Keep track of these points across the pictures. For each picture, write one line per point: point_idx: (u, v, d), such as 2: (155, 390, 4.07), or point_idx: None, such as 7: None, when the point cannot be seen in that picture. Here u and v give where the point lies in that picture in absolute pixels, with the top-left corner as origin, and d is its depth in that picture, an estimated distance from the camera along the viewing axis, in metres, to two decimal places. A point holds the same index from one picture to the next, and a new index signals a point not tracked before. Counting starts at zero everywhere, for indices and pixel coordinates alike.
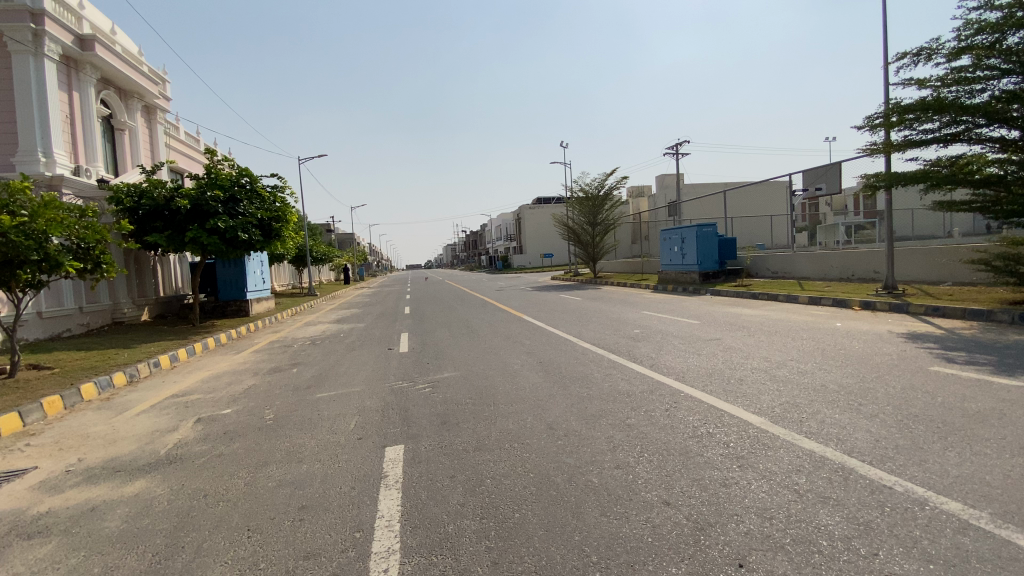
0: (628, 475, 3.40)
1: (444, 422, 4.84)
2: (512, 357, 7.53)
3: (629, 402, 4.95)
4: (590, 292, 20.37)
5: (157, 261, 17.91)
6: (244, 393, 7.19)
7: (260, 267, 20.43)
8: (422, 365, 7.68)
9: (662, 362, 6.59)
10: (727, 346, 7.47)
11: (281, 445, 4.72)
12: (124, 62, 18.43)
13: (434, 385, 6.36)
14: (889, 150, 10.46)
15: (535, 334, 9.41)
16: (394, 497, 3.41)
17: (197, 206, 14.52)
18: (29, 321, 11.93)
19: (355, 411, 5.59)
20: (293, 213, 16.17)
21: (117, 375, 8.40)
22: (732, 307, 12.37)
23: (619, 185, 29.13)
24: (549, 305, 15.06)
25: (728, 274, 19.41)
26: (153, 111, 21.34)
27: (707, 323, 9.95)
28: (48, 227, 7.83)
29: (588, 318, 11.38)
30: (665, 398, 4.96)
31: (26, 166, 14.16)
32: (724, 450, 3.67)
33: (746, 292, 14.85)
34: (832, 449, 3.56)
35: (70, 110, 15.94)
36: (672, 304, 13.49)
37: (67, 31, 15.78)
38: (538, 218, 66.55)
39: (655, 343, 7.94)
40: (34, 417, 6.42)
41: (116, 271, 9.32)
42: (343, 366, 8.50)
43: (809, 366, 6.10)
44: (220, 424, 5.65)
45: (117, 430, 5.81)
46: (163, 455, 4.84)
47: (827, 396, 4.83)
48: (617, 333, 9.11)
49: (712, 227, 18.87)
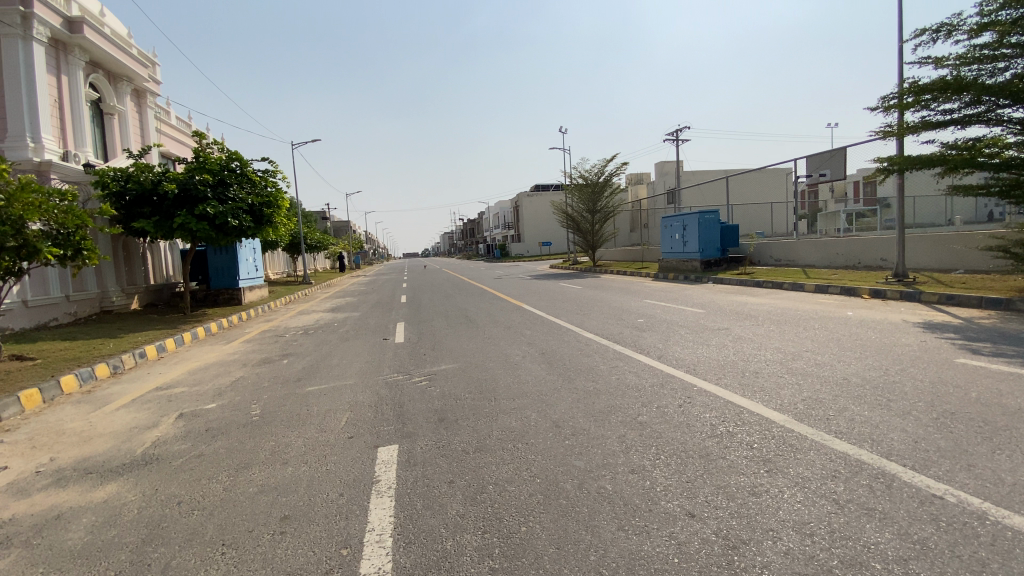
0: (644, 481, 3.07)
1: (441, 418, 4.52)
2: (513, 347, 7.20)
3: (639, 396, 4.63)
4: (590, 281, 20.02)
5: (147, 247, 17.44)
6: (231, 386, 6.82)
7: (252, 255, 20.02)
8: (418, 356, 7.35)
9: (671, 353, 6.26)
10: (737, 336, 7.16)
11: (267, 444, 4.40)
12: (114, 44, 17.79)
13: (431, 377, 6.04)
14: (904, 133, 10.08)
15: (537, 324, 9.10)
16: (385, 507, 3.09)
17: (185, 191, 14.06)
18: (13, 309, 11.50)
19: (346, 406, 5.26)
20: (285, 199, 15.71)
21: (100, 366, 8.01)
22: (737, 295, 12.06)
23: (619, 171, 28.65)
24: (549, 294, 14.74)
25: (730, 261, 19.13)
26: (143, 95, 20.72)
27: (712, 312, 9.65)
28: (26, 212, 7.29)
29: (590, 307, 11.07)
30: (677, 393, 4.63)
31: (14, 152, 13.68)
32: (749, 453, 3.38)
33: (749, 280, 14.54)
34: (868, 453, 3.29)
35: (58, 94, 15.36)
36: (675, 293, 13.17)
37: (57, 13, 15.15)
38: (536, 206, 66.00)
39: (661, 333, 7.60)
40: (9, 411, 6.02)
41: (99, 257, 8.87)
42: (336, 357, 8.16)
43: (827, 357, 5.79)
44: (204, 420, 5.31)
45: (94, 426, 5.44)
46: (140, 455, 4.48)
47: (851, 392, 4.54)
48: (621, 322, 8.79)
49: (715, 214, 18.50)
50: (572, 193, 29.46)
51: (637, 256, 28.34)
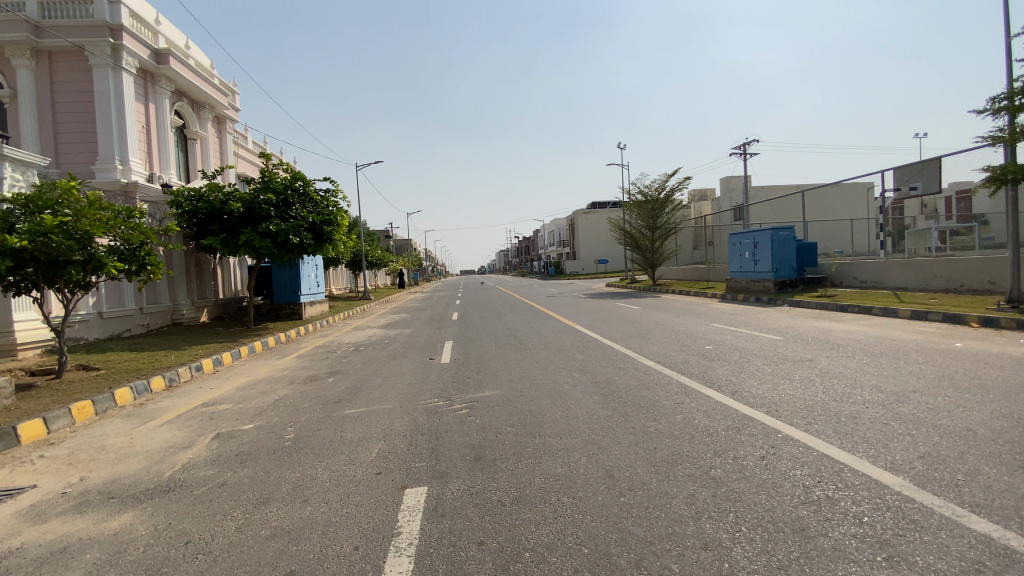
0: (723, 564, 2.44)
1: (478, 457, 4.02)
2: (563, 374, 6.63)
3: (711, 443, 3.93)
4: (650, 300, 19.06)
5: (217, 263, 18.35)
6: (272, 405, 6.65)
7: (314, 271, 20.62)
8: (462, 380, 6.91)
9: (747, 389, 5.46)
10: (824, 371, 6.22)
11: (291, 475, 4.07)
12: (197, 74, 19.13)
13: (473, 405, 5.57)
14: (1017, 137, 8.74)
15: (590, 348, 8.45)
16: (403, 570, 2.61)
17: (250, 210, 14.62)
18: (89, 320, 12.21)
19: (380, 435, 4.87)
20: (345, 218, 15.96)
21: (156, 379, 8.18)
22: (818, 321, 10.83)
23: (681, 186, 27.44)
24: (605, 314, 14.01)
25: (808, 282, 17.54)
26: (223, 121, 22.15)
27: (791, 339, 8.62)
28: (91, 227, 7.65)
29: (650, 330, 10.26)
30: (758, 441, 3.89)
31: (104, 174, 15.08)
32: (857, 531, 2.70)
33: (831, 304, 13.15)
34: (1023, 540, 2.52)
35: (146, 120, 16.64)
36: (745, 316, 12.07)
37: (145, 46, 16.52)
38: (593, 223, 64.99)
39: (733, 363, 6.77)
40: (60, 423, 6.15)
41: (162, 272, 9.14)
42: (379, 377, 7.87)
43: (941, 401, 4.82)
44: (237, 442, 5.10)
45: (132, 444, 5.38)
46: (164, 480, 4.28)
47: (984, 447, 3.65)
48: (684, 349, 7.98)
49: (789, 230, 17.08)
50: (630, 210, 28.49)
51: (701, 275, 26.88)
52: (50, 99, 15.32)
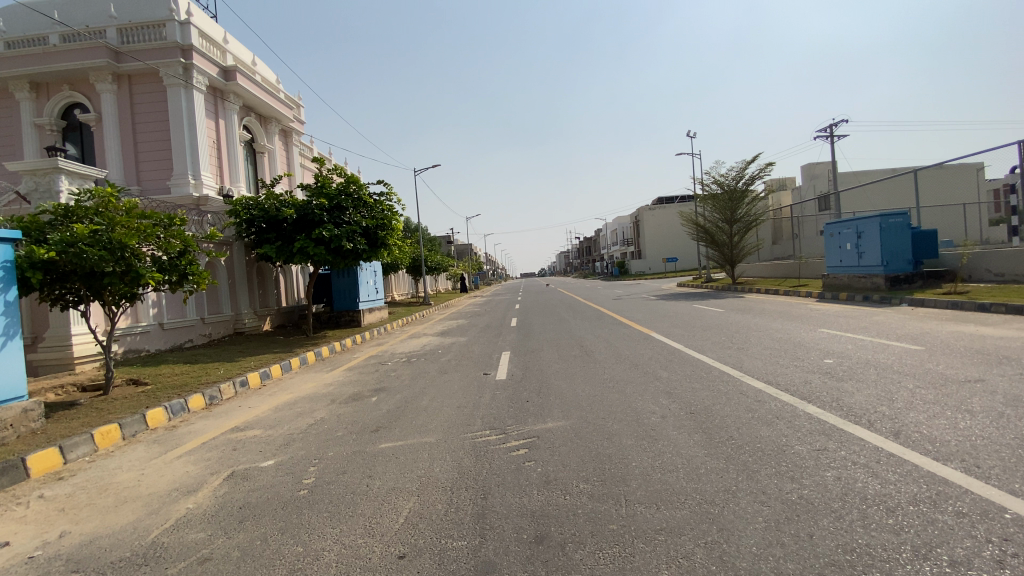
0: None
1: (540, 538, 2.84)
2: (646, 399, 5.31)
3: (907, 546, 2.54)
4: (732, 301, 17.12)
5: (279, 272, 18.37)
6: (304, 433, 5.78)
7: (373, 278, 20.26)
8: (519, 404, 5.73)
9: (920, 433, 3.96)
10: (1014, 402, 4.53)
11: (290, 550, 3.05)
12: (263, 89, 19.35)
13: (533, 442, 4.40)
14: None
15: (675, 362, 7.00)
16: None
17: (304, 216, 14.24)
18: (150, 332, 12.17)
19: (415, 485, 3.79)
20: (400, 222, 15.25)
21: (194, 398, 7.59)
22: (961, 325, 8.76)
23: (761, 173, 24.89)
24: (685, 318, 12.40)
25: (927, 277, 14.92)
26: (290, 134, 22.43)
27: (940, 351, 6.79)
28: (125, 235, 7.18)
29: (745, 338, 8.65)
30: (989, 549, 2.47)
31: (179, 188, 15.46)
32: None
33: (967, 303, 10.84)
34: None
35: (216, 135, 16.85)
36: (861, 319, 10.10)
37: (214, 64, 16.79)
38: (658, 220, 61.92)
39: (877, 388, 5.19)
40: (80, 451, 5.50)
41: (204, 282, 8.70)
42: (427, 397, 6.87)
43: None
44: (247, 487, 4.17)
45: (138, 483, 4.57)
46: (144, 545, 3.34)
47: None
48: (797, 364, 6.37)
49: (902, 217, 14.59)
50: (703, 202, 26.27)
51: (788, 271, 24.17)
52: (126, 119, 15.83)
